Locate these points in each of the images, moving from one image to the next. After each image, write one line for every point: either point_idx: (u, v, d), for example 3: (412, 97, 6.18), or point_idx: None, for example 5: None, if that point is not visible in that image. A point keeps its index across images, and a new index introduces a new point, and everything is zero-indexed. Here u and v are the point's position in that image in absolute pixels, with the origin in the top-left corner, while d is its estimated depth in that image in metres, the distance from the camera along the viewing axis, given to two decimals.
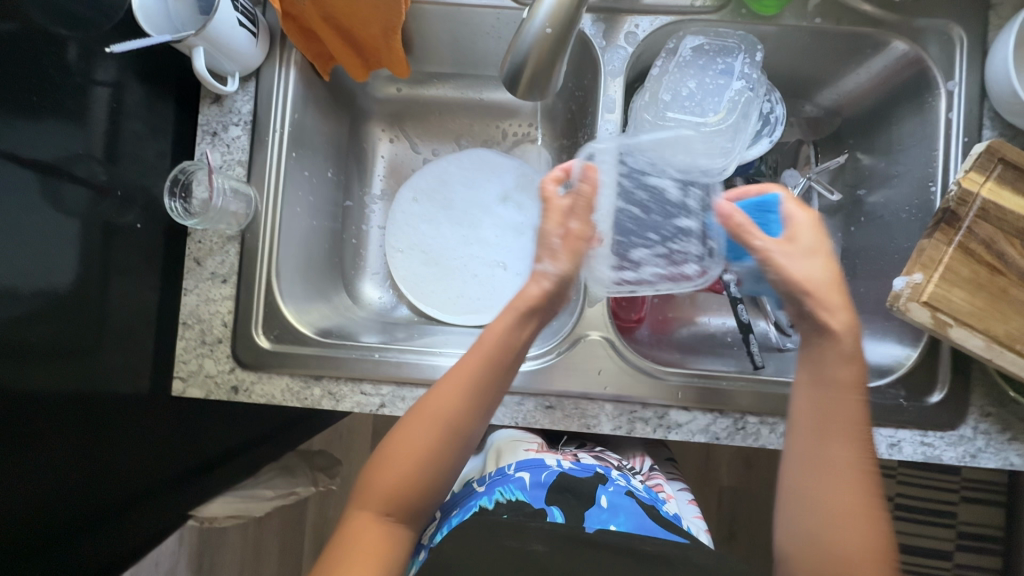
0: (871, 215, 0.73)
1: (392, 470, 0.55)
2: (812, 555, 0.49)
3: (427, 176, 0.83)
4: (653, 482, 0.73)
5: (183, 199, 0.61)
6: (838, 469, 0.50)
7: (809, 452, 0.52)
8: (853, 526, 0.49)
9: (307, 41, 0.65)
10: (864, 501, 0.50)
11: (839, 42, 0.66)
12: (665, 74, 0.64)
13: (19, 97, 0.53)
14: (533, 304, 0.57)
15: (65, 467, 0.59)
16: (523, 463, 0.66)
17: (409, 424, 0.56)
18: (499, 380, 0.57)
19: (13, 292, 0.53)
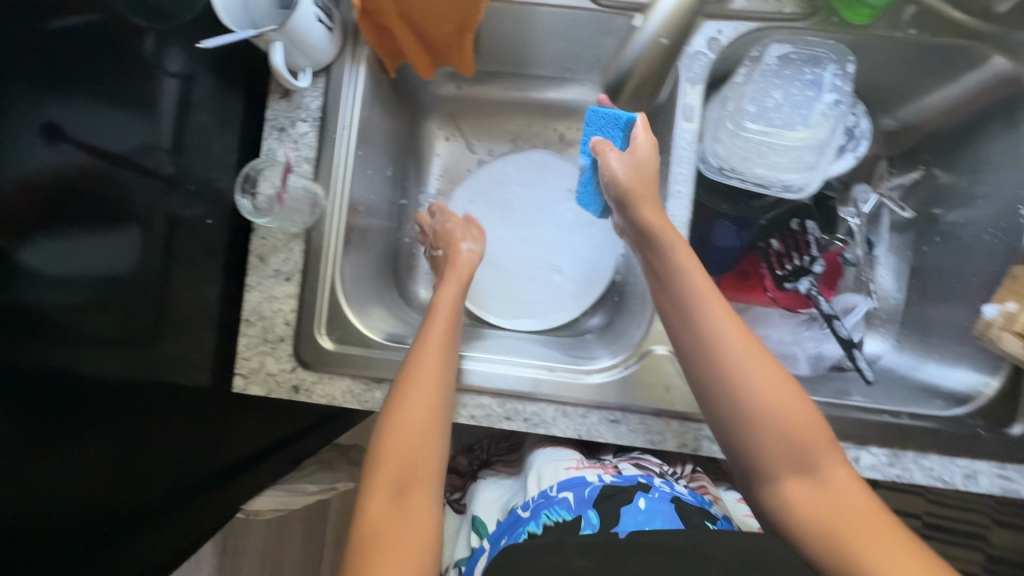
0: (948, 235, 0.71)
1: (401, 437, 0.54)
2: (759, 434, 0.52)
3: (483, 177, 0.81)
4: (698, 486, 0.73)
5: (252, 194, 0.60)
6: (740, 357, 0.54)
7: (716, 362, 0.54)
8: (800, 415, 0.52)
9: (379, 37, 0.63)
10: (780, 383, 0.53)
11: (931, 55, 0.63)
12: (749, 83, 0.62)
13: (96, 86, 0.52)
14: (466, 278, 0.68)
15: (123, 458, 0.59)
16: (564, 483, 0.65)
17: (405, 396, 0.56)
18: (453, 338, 0.62)
19: (82, 282, 0.53)
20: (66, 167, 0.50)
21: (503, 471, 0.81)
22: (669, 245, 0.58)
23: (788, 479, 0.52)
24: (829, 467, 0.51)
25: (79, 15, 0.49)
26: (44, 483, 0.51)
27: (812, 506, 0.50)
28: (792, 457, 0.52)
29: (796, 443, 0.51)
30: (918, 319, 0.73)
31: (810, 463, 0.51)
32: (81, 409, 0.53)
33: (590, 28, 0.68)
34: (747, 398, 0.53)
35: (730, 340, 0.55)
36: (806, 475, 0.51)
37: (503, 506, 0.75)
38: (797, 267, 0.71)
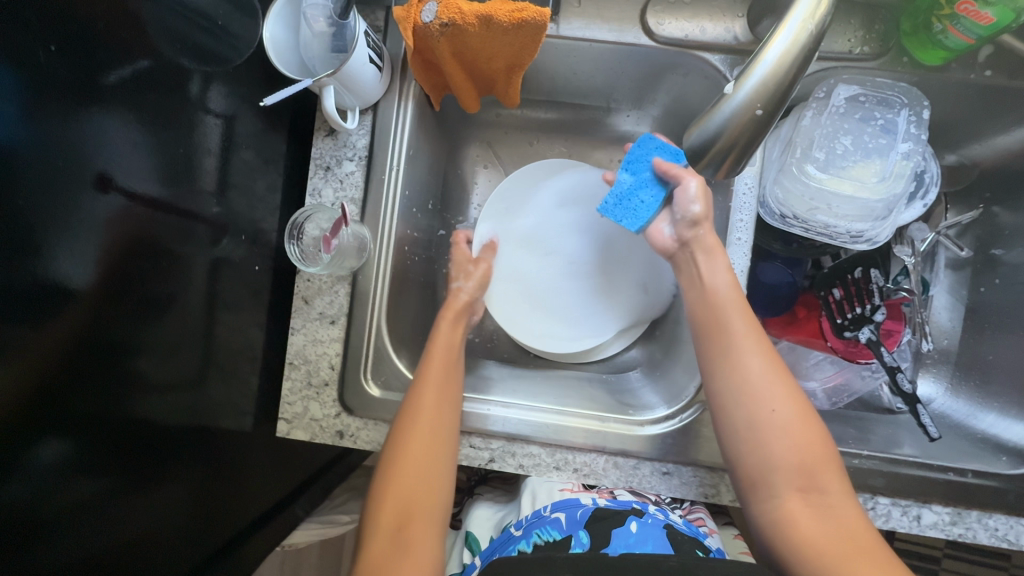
0: (1009, 278, 0.69)
1: (411, 462, 0.55)
2: (769, 458, 0.52)
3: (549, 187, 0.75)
4: (695, 517, 0.70)
5: (299, 240, 0.59)
6: (758, 379, 0.53)
7: (735, 379, 0.54)
8: (809, 437, 0.52)
9: (428, 74, 0.61)
10: (800, 403, 0.53)
11: (1006, 96, 0.60)
12: (817, 126, 0.59)
13: (144, 134, 0.50)
14: (460, 311, 0.67)
15: (160, 498, 0.59)
16: (559, 503, 0.65)
17: (415, 424, 0.56)
18: (454, 376, 0.62)
19: (123, 330, 0.51)
20: (113, 218, 0.48)
21: (498, 491, 0.82)
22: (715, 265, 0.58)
23: (790, 502, 0.51)
24: (832, 489, 0.51)
25: (131, 65, 0.48)
26: (90, 524, 0.52)
27: (814, 528, 0.49)
28: (799, 478, 0.51)
29: (802, 469, 0.51)
30: (974, 361, 0.71)
31: (816, 487, 0.51)
32: (128, 448, 0.54)
33: (646, 64, 0.65)
34: (760, 421, 0.52)
35: (751, 355, 0.54)
36: (809, 496, 0.51)
37: (494, 523, 0.74)
38: (858, 316, 0.66)
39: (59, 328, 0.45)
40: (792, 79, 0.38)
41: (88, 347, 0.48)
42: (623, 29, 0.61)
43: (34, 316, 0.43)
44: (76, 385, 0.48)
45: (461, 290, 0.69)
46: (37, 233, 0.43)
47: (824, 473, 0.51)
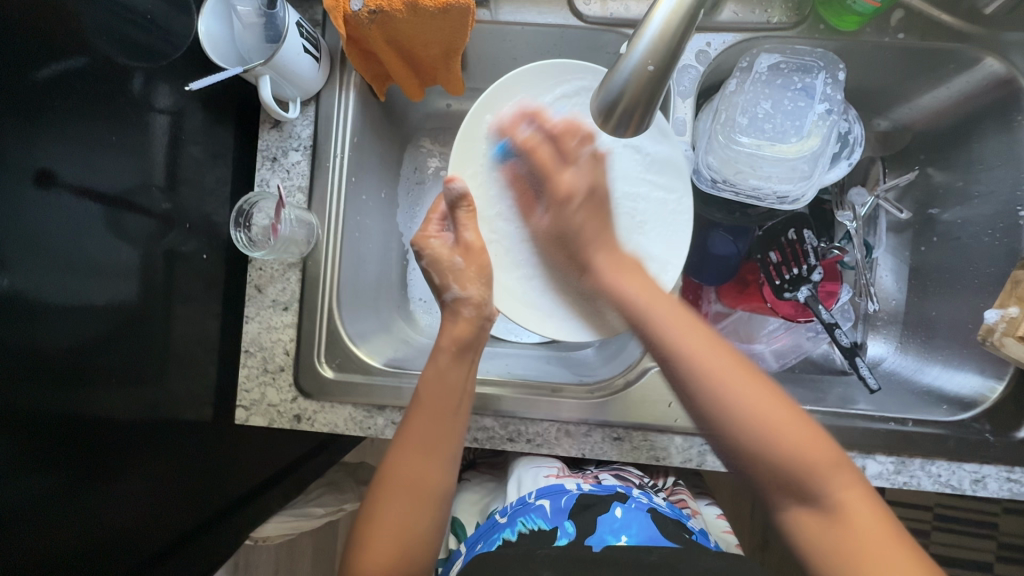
0: (945, 235, 0.71)
1: (390, 529, 0.55)
2: (759, 458, 0.50)
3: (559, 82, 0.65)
4: (678, 499, 0.68)
5: (246, 228, 0.61)
6: (716, 371, 0.51)
7: (700, 386, 0.51)
8: (801, 436, 0.49)
9: (367, 63, 0.63)
10: (769, 392, 0.51)
11: (921, 58, 0.63)
12: (740, 93, 0.61)
13: (84, 128, 0.52)
14: (462, 339, 0.60)
15: (121, 494, 0.59)
16: (543, 488, 0.62)
17: (389, 488, 0.57)
18: (450, 428, 0.58)
19: (71, 323, 0.52)
20: (57, 212, 0.50)
21: (486, 473, 0.76)
22: (645, 309, 0.55)
23: (791, 505, 0.50)
24: (840, 489, 0.48)
25: (64, 62, 0.49)
26: (64, 526, 0.54)
27: (825, 537, 0.47)
28: (801, 481, 0.48)
29: (800, 463, 0.48)
30: (920, 319, 0.72)
31: (812, 478, 0.48)
32: (84, 443, 0.55)
33: (579, 45, 0.67)
34: (740, 416, 0.50)
35: (715, 358, 0.52)
36: (813, 506, 0.48)
37: (481, 509, 0.71)
38: (797, 275, 0.69)
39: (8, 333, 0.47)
40: (680, 42, 0.40)
41: (37, 351, 0.49)
42: (553, 12, 0.64)
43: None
44: (23, 387, 0.49)
45: (460, 304, 0.61)
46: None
47: (821, 462, 0.48)
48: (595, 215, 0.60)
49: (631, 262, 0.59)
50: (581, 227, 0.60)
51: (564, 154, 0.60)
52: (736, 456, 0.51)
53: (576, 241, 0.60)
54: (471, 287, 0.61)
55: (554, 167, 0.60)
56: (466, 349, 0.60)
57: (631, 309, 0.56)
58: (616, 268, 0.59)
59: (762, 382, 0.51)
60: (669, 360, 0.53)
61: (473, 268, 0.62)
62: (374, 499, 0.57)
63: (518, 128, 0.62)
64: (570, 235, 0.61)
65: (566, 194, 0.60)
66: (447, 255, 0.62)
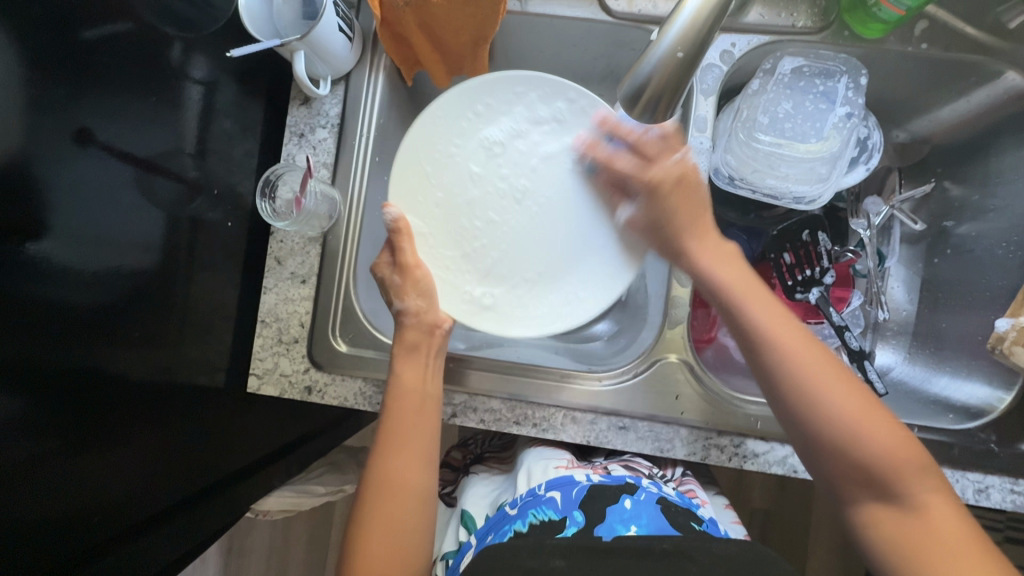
0: (959, 248, 0.71)
1: (382, 530, 0.55)
2: (845, 462, 0.51)
3: (495, 94, 0.63)
4: (687, 488, 0.68)
5: (271, 199, 0.63)
6: (822, 376, 0.51)
7: (802, 384, 0.52)
8: (891, 437, 0.50)
9: (397, 47, 0.65)
10: (868, 401, 0.51)
11: (943, 69, 0.63)
12: (762, 93, 0.63)
13: (121, 91, 0.53)
14: (410, 343, 0.60)
15: (131, 454, 0.61)
16: (553, 481, 0.63)
17: (379, 492, 0.57)
18: (425, 425, 0.59)
19: (97, 279, 0.54)
20: (91, 170, 0.52)
21: (495, 467, 0.76)
22: (750, 310, 0.55)
23: (872, 504, 0.51)
24: (923, 491, 0.49)
25: (110, 25, 0.51)
26: (77, 479, 0.56)
27: (902, 533, 0.49)
28: (882, 483, 0.50)
29: (888, 467, 0.49)
30: (930, 330, 0.72)
31: (898, 482, 0.49)
32: (98, 398, 0.56)
33: (606, 40, 0.68)
34: (833, 418, 0.51)
35: (807, 355, 0.52)
36: (897, 506, 0.50)
37: (491, 501, 0.70)
38: (809, 277, 0.69)
39: (30, 287, 0.48)
40: (708, 33, 0.42)
41: (59, 305, 0.51)
42: (583, 7, 0.65)
43: (14, 267, 0.47)
44: (46, 337, 0.50)
45: (406, 315, 0.60)
46: (23, 187, 0.46)
47: (909, 467, 0.49)
48: (686, 201, 0.59)
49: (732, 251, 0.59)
50: (676, 212, 0.59)
51: (634, 148, 0.60)
52: (817, 456, 0.52)
53: (670, 234, 0.59)
54: (409, 297, 0.60)
55: (636, 165, 0.60)
56: (416, 348, 0.60)
57: (733, 309, 0.56)
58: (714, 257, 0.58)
59: (860, 389, 0.52)
60: (768, 363, 0.53)
61: (410, 284, 0.60)
62: (365, 508, 0.57)
63: (600, 145, 0.61)
64: (664, 222, 0.59)
65: (654, 184, 0.59)
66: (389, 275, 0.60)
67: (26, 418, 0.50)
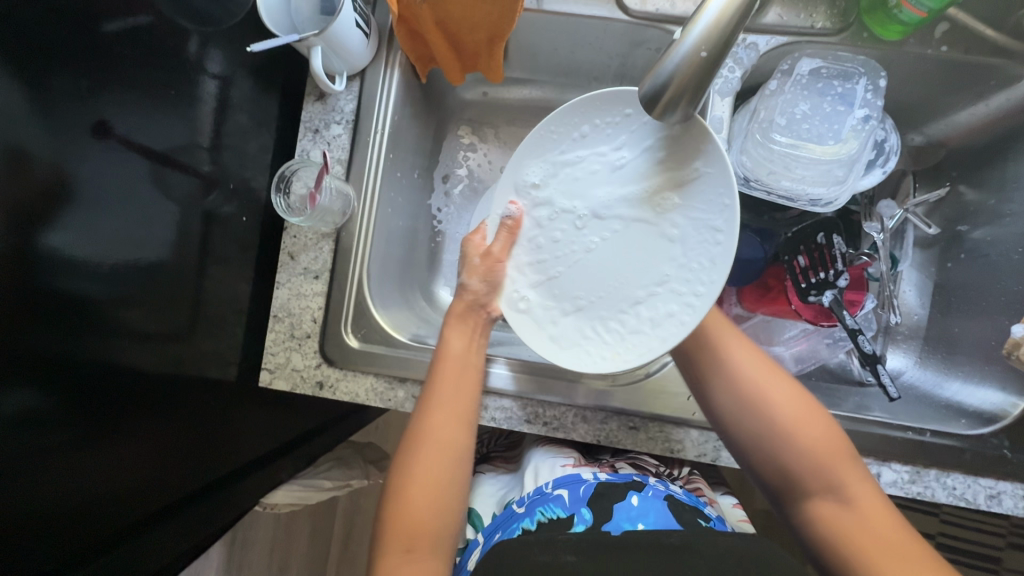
0: (973, 252, 0.71)
1: (420, 487, 0.52)
2: (779, 454, 0.52)
3: (603, 112, 0.55)
4: (694, 487, 0.68)
5: (285, 193, 0.63)
6: (748, 369, 0.54)
7: (732, 373, 0.54)
8: (820, 430, 0.51)
9: (413, 45, 0.65)
10: (799, 393, 0.53)
11: (962, 72, 0.63)
12: (780, 94, 0.63)
13: (139, 85, 0.53)
14: (461, 314, 0.60)
15: (138, 450, 0.61)
16: (560, 479, 0.63)
17: (418, 445, 0.54)
18: (467, 385, 0.57)
19: (111, 271, 0.54)
20: (107, 163, 0.52)
21: (500, 467, 0.76)
22: (700, 310, 0.57)
23: (814, 499, 0.51)
24: (853, 482, 0.50)
25: (129, 17, 0.51)
26: (90, 470, 0.56)
27: (844, 524, 0.49)
28: (816, 474, 0.51)
29: (818, 458, 0.51)
30: (941, 335, 0.72)
31: (828, 475, 0.50)
32: (109, 390, 0.56)
33: (623, 39, 0.68)
34: (769, 411, 0.52)
35: (735, 347, 0.55)
36: (836, 497, 0.50)
37: (497, 500, 0.70)
38: (823, 280, 0.69)
39: (46, 278, 0.48)
40: (731, 34, 0.42)
41: (72, 296, 0.51)
42: (599, 5, 0.65)
43: (31, 258, 0.47)
44: (62, 330, 0.50)
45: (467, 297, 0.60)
46: (39, 179, 0.46)
47: (835, 458, 0.51)
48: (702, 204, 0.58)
49: None
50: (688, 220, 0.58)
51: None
52: (754, 450, 0.53)
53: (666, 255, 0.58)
54: (475, 278, 0.60)
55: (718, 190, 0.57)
56: (468, 314, 0.60)
57: None
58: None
59: (789, 382, 0.53)
60: (705, 360, 0.55)
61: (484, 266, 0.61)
62: (402, 459, 0.54)
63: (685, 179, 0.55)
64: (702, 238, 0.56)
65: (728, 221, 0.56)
66: (473, 253, 0.61)
67: (37, 412, 0.50)
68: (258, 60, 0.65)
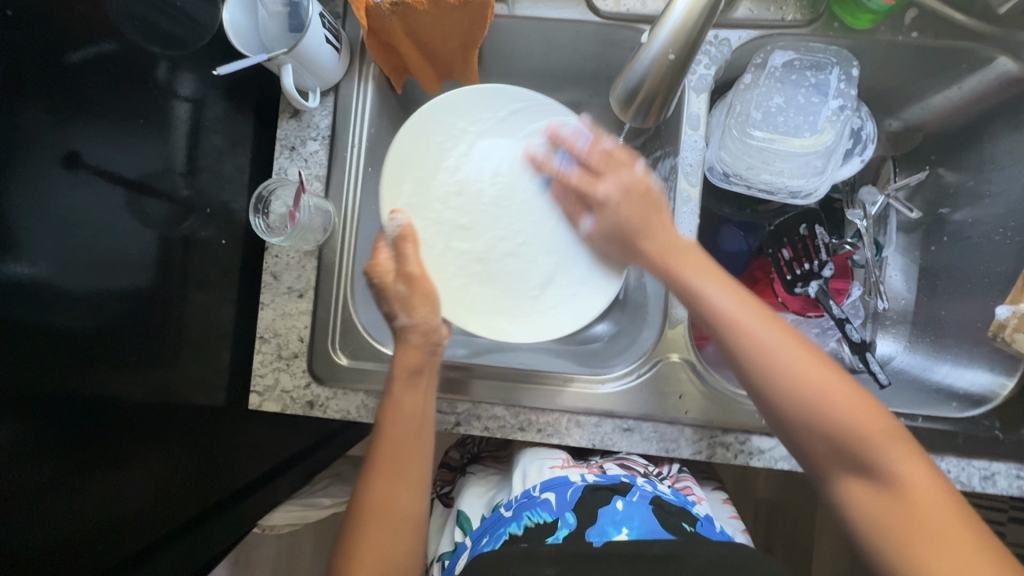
0: (956, 235, 0.71)
1: (371, 557, 0.55)
2: (813, 432, 0.51)
3: (478, 108, 0.65)
4: (683, 486, 0.68)
5: (264, 214, 0.62)
6: (767, 340, 0.53)
7: (750, 347, 0.53)
8: (851, 403, 0.50)
9: (386, 57, 0.64)
10: (821, 363, 0.51)
11: (935, 57, 0.63)
12: (754, 88, 0.63)
13: (109, 114, 0.52)
14: (412, 366, 0.59)
15: (124, 494, 0.59)
16: (547, 482, 0.62)
17: (370, 518, 0.56)
18: (421, 454, 0.59)
19: (91, 304, 0.53)
20: (79, 195, 0.51)
21: (491, 468, 0.76)
22: (694, 277, 0.57)
23: (847, 479, 0.51)
24: (899, 462, 0.49)
25: (94, 46, 0.50)
26: (79, 509, 0.55)
27: (879, 509, 0.49)
28: (853, 454, 0.50)
29: (850, 435, 0.49)
30: (929, 318, 0.72)
31: (865, 452, 0.49)
32: (93, 429, 0.55)
33: (596, 41, 0.68)
34: (795, 388, 0.51)
35: (769, 332, 0.53)
36: (871, 478, 0.50)
37: (486, 502, 0.70)
38: (807, 271, 0.69)
39: (28, 315, 0.48)
40: (701, 31, 0.42)
41: (54, 331, 0.50)
42: (571, 8, 0.65)
43: (9, 296, 0.46)
44: (44, 367, 0.49)
45: (409, 331, 0.59)
46: (9, 215, 0.45)
47: (873, 433, 0.49)
48: (641, 203, 0.60)
49: (688, 244, 0.59)
50: (631, 223, 0.60)
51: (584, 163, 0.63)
52: (782, 423, 0.53)
53: (627, 243, 0.61)
54: (417, 312, 0.59)
55: (587, 186, 0.63)
56: (419, 373, 0.59)
57: (680, 283, 0.57)
58: (669, 251, 0.59)
59: (814, 354, 0.52)
60: (720, 333, 0.55)
61: (417, 296, 0.58)
62: (355, 534, 0.56)
63: (551, 161, 0.64)
64: (619, 232, 0.61)
65: (605, 199, 0.62)
66: (391, 283, 0.58)
67: (19, 455, 0.49)
68: (230, 81, 0.65)
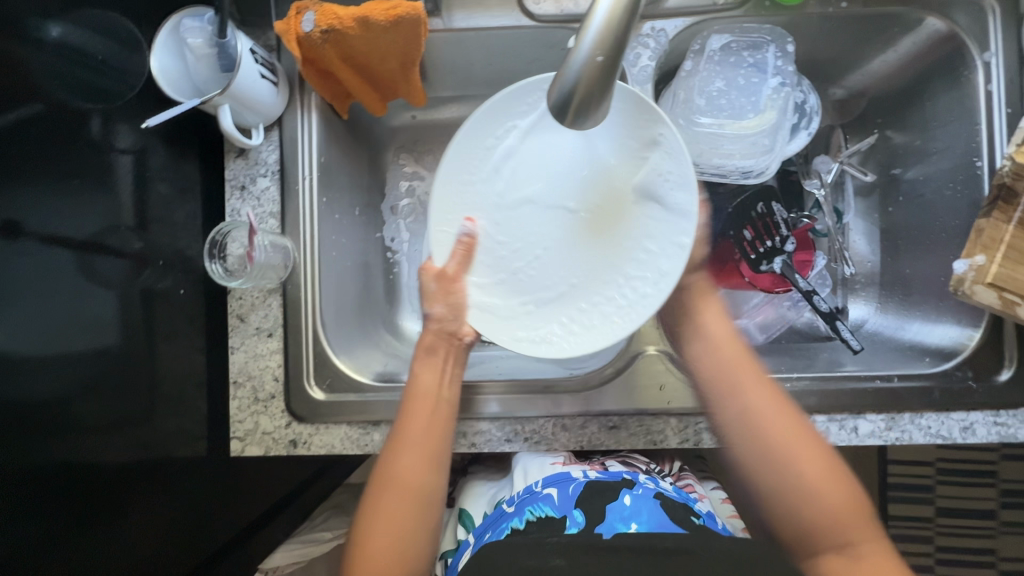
0: (910, 194, 0.72)
1: (387, 533, 0.55)
2: (792, 511, 0.52)
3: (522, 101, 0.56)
4: (685, 483, 0.69)
5: (221, 258, 0.61)
6: (766, 419, 0.54)
7: (755, 430, 0.54)
8: (825, 484, 0.52)
9: (326, 84, 0.63)
10: (816, 448, 0.53)
11: (867, 23, 0.65)
12: (695, 74, 0.64)
13: (49, 177, 0.51)
14: (431, 345, 0.59)
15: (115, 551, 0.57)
16: (550, 476, 0.61)
17: (386, 488, 0.56)
18: (442, 424, 0.58)
19: (56, 373, 0.51)
20: (30, 264, 0.49)
21: (489, 470, 0.76)
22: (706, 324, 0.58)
23: (824, 553, 0.51)
24: (862, 541, 0.51)
25: (23, 108, 0.48)
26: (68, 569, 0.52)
27: None
28: (829, 531, 0.51)
29: (832, 520, 0.51)
30: (895, 278, 0.73)
31: (835, 531, 0.51)
32: (77, 490, 0.53)
33: (535, 45, 0.68)
34: (790, 470, 0.52)
35: (771, 414, 0.54)
36: (841, 552, 0.51)
37: (488, 499, 0.69)
38: (771, 247, 0.69)
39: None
40: (623, 35, 0.42)
41: (25, 406, 0.48)
42: (505, 16, 0.65)
43: None
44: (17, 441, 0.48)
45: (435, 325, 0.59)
46: None
47: (848, 515, 0.51)
48: None
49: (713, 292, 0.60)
50: None
51: None
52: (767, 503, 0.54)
53: None
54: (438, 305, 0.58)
55: None
56: (433, 349, 0.59)
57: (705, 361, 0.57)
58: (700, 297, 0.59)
59: (804, 435, 0.54)
60: (725, 413, 0.55)
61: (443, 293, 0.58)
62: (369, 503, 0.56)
63: None
64: None
65: None
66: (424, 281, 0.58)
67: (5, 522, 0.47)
68: (169, 128, 0.64)
